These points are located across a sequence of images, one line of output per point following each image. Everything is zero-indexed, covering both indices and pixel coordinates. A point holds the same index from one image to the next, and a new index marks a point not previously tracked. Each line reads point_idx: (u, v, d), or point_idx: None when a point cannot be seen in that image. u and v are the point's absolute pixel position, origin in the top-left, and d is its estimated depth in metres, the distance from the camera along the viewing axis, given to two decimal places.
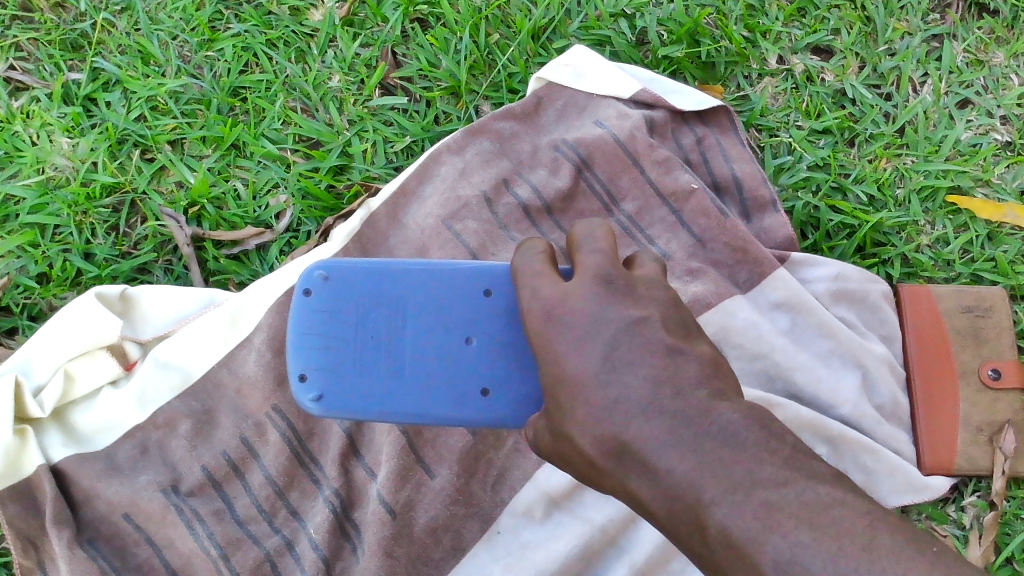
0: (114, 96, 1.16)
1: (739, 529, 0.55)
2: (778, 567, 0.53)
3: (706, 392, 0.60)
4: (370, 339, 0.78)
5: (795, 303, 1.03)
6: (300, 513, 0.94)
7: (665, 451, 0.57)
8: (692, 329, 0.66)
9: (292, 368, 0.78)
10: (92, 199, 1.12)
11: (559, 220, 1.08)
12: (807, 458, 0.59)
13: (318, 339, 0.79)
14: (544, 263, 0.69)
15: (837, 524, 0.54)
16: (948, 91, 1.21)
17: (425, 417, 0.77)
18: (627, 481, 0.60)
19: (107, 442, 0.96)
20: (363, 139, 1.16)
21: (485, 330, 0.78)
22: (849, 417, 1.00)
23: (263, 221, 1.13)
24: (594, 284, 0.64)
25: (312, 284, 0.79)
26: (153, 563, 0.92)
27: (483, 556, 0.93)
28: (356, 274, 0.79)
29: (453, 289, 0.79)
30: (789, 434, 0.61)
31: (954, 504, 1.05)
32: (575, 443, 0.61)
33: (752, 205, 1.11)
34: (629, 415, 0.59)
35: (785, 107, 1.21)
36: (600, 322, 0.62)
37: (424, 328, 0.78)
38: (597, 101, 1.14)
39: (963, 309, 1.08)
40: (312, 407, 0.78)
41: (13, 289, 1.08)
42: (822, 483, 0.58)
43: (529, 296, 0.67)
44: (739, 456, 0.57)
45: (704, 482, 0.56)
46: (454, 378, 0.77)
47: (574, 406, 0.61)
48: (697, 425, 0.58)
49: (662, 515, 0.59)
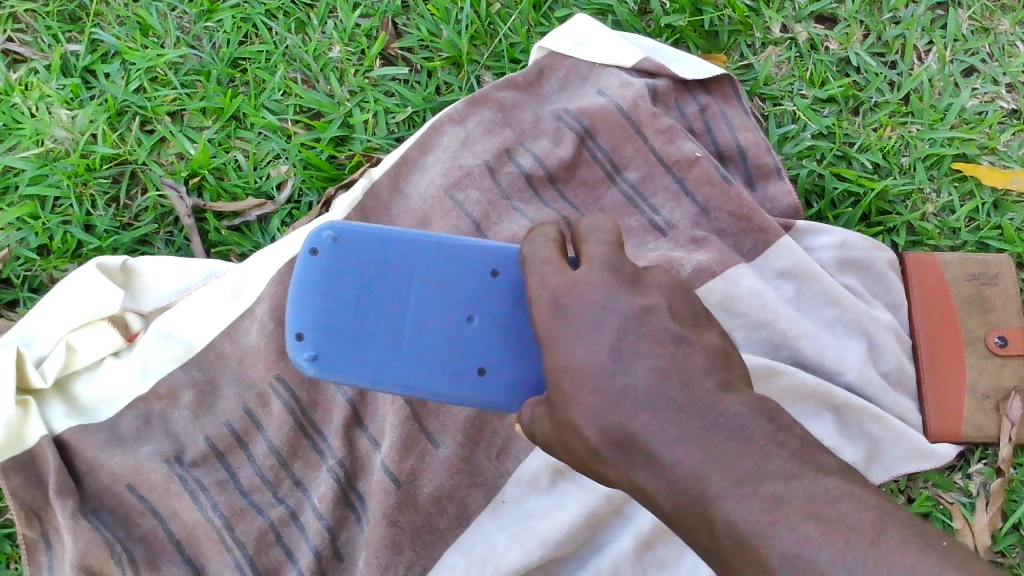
0: (113, 67, 1.16)
1: (746, 522, 0.54)
2: (785, 561, 0.52)
3: (713, 383, 0.59)
4: (373, 305, 0.77)
5: (799, 270, 1.02)
6: (305, 483, 0.94)
7: (671, 444, 0.57)
8: (700, 317, 0.66)
9: (290, 326, 0.77)
10: (92, 170, 1.12)
11: (562, 190, 1.07)
12: (816, 451, 0.58)
13: (320, 300, 0.77)
14: (553, 250, 0.68)
15: (845, 518, 0.53)
16: (954, 60, 1.20)
17: (420, 391, 0.76)
18: (633, 475, 0.59)
19: (109, 413, 0.96)
20: (364, 110, 1.16)
21: (489, 311, 0.78)
22: (854, 384, 0.99)
23: (265, 192, 1.12)
24: (602, 270, 0.64)
25: (320, 244, 0.78)
26: (157, 534, 0.92)
27: (487, 525, 0.92)
28: (365, 239, 0.79)
29: (460, 267, 0.79)
30: (798, 427, 0.60)
31: (961, 472, 1.05)
32: (580, 432, 0.60)
33: (756, 173, 1.10)
34: (636, 406, 0.58)
35: (789, 76, 1.20)
36: (608, 308, 0.61)
37: (427, 302, 0.78)
38: (599, 70, 1.13)
39: (968, 277, 1.07)
40: (306, 367, 0.76)
41: (13, 261, 1.08)
42: (830, 476, 0.56)
43: (537, 283, 0.66)
44: (746, 450, 0.56)
45: (711, 476, 0.56)
46: (452, 355, 0.77)
47: (580, 393, 0.60)
48: (703, 417, 0.58)
49: (669, 508, 0.58)
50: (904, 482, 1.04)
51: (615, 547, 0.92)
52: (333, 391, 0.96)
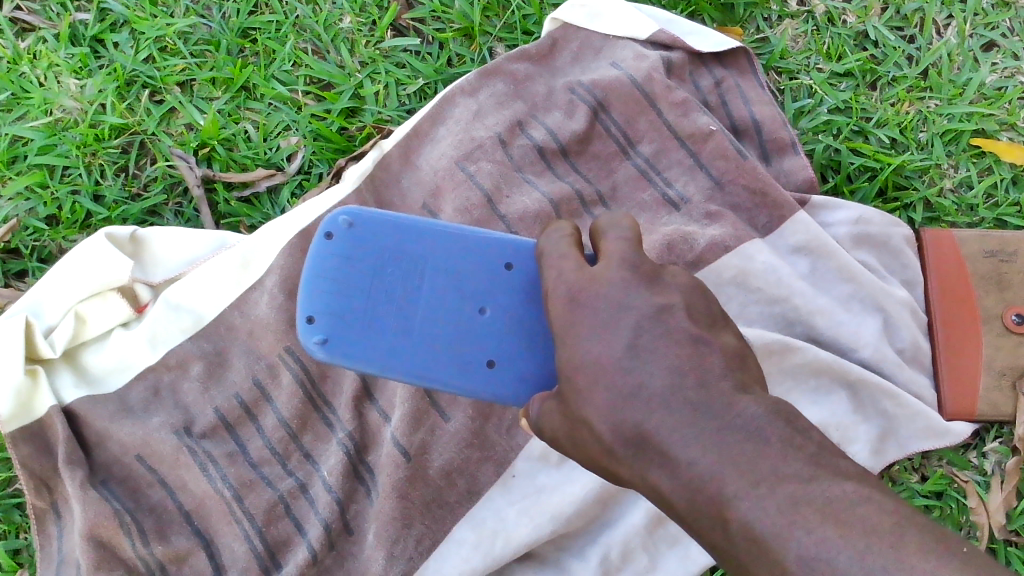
0: (122, 37, 1.15)
1: (763, 523, 0.53)
2: (802, 563, 0.51)
3: (730, 384, 0.58)
4: (384, 292, 0.76)
5: (813, 245, 1.00)
6: (313, 455, 0.93)
7: (687, 443, 0.56)
8: (716, 318, 0.64)
9: (301, 308, 0.76)
10: (101, 140, 1.11)
11: (574, 163, 1.06)
12: (833, 456, 0.57)
13: (332, 284, 0.77)
14: (569, 245, 0.68)
15: (863, 521, 0.52)
16: (973, 34, 1.18)
17: (427, 379, 0.75)
18: (647, 474, 0.58)
19: (119, 383, 0.96)
20: (376, 81, 1.15)
21: (501, 303, 0.77)
22: (870, 361, 0.98)
23: (275, 163, 1.11)
24: (621, 267, 0.63)
25: (335, 228, 0.78)
26: (167, 505, 0.92)
27: (497, 499, 0.92)
28: (381, 227, 0.78)
29: (474, 258, 0.78)
30: (815, 431, 0.58)
31: (976, 450, 1.04)
32: (593, 429, 0.59)
33: (771, 147, 1.08)
34: (652, 404, 0.57)
35: (806, 50, 1.19)
36: (626, 306, 0.61)
37: (439, 292, 0.77)
38: (613, 42, 1.12)
39: (986, 254, 1.05)
40: (316, 351, 0.75)
41: (22, 231, 1.08)
42: (847, 480, 0.55)
43: (555, 277, 0.66)
44: (764, 453, 0.55)
45: (726, 476, 0.55)
46: (462, 345, 0.76)
47: (595, 391, 0.59)
48: (720, 418, 0.57)
49: (683, 508, 0.57)
50: (918, 459, 1.03)
51: (626, 522, 0.92)
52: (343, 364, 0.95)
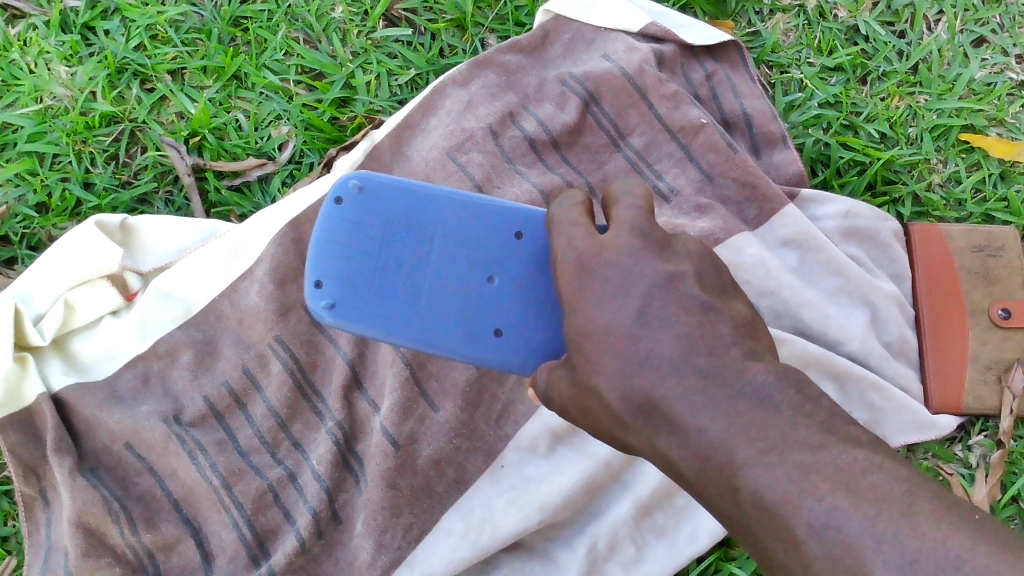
0: (113, 24, 1.15)
1: (773, 491, 0.54)
2: (813, 530, 0.52)
3: (740, 351, 0.58)
4: (393, 258, 0.77)
5: (803, 239, 1.01)
6: (303, 445, 0.93)
7: (697, 410, 0.56)
8: (727, 286, 0.64)
9: (309, 273, 0.76)
10: (91, 128, 1.11)
11: (565, 155, 1.06)
12: (843, 423, 0.57)
13: (341, 248, 0.77)
14: (581, 213, 0.68)
15: (874, 489, 0.53)
16: (963, 30, 1.19)
17: (433, 345, 0.76)
18: (656, 442, 0.59)
19: (108, 371, 0.96)
20: (367, 72, 1.15)
21: (509, 272, 0.77)
22: (857, 353, 0.99)
23: (265, 153, 1.11)
24: (631, 235, 0.63)
25: (345, 192, 0.78)
26: (155, 493, 0.92)
27: (486, 490, 0.92)
28: (391, 192, 0.78)
29: (484, 226, 0.78)
30: (826, 398, 0.59)
31: (961, 443, 1.05)
32: (601, 396, 0.60)
33: (762, 141, 1.08)
34: (661, 372, 0.57)
35: (797, 44, 1.19)
36: (633, 273, 0.60)
37: (448, 258, 0.77)
38: (605, 35, 1.12)
39: (973, 249, 1.06)
40: (323, 315, 0.75)
41: (12, 218, 1.07)
42: (858, 448, 0.55)
43: (564, 244, 0.66)
44: (774, 420, 0.56)
45: (737, 443, 0.55)
46: (470, 313, 0.76)
47: (603, 358, 0.59)
48: (730, 385, 0.57)
49: (692, 476, 0.58)
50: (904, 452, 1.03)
51: (614, 512, 0.92)
52: (333, 352, 0.95)
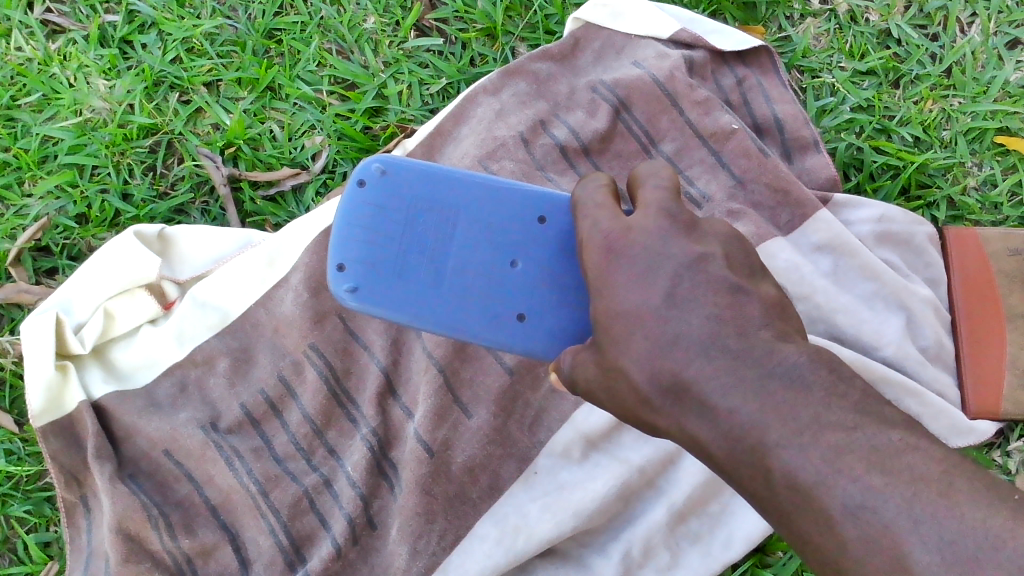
0: (150, 38, 1.17)
1: (806, 471, 0.53)
2: (848, 511, 0.52)
3: (770, 333, 0.58)
4: (415, 241, 0.77)
5: (836, 245, 1.00)
6: (338, 452, 0.94)
7: (728, 392, 0.56)
8: (756, 267, 0.64)
9: (332, 257, 0.78)
10: (130, 139, 1.13)
11: (596, 162, 1.06)
12: (877, 403, 0.57)
13: (363, 231, 0.78)
14: (607, 195, 0.68)
15: (910, 470, 0.53)
16: (997, 32, 1.17)
17: (459, 331, 0.76)
18: (685, 423, 0.58)
19: (146, 379, 0.98)
20: (399, 81, 1.16)
21: (533, 256, 0.77)
22: (892, 359, 0.97)
23: (299, 162, 1.13)
24: (658, 216, 0.63)
25: (368, 176, 0.79)
26: (194, 499, 0.93)
27: (519, 496, 0.92)
28: (413, 175, 0.79)
29: (508, 209, 0.78)
30: (859, 379, 0.58)
31: (999, 449, 1.04)
32: (628, 378, 0.60)
33: (793, 146, 1.08)
34: (690, 354, 0.57)
35: (829, 48, 1.19)
36: (662, 255, 0.61)
37: (470, 241, 0.77)
38: (634, 42, 1.12)
39: (1010, 252, 1.04)
40: (346, 299, 0.77)
41: (52, 230, 1.10)
42: (893, 429, 0.55)
43: (590, 226, 0.66)
44: (807, 401, 0.55)
45: (769, 424, 0.55)
46: (493, 297, 0.76)
47: (632, 339, 0.59)
48: (761, 365, 0.56)
49: (723, 457, 0.57)
50: None
51: (648, 519, 0.92)
52: (366, 360, 0.96)
